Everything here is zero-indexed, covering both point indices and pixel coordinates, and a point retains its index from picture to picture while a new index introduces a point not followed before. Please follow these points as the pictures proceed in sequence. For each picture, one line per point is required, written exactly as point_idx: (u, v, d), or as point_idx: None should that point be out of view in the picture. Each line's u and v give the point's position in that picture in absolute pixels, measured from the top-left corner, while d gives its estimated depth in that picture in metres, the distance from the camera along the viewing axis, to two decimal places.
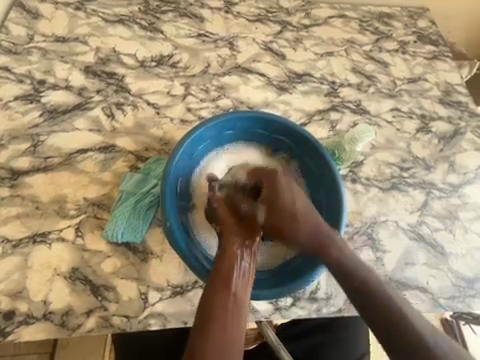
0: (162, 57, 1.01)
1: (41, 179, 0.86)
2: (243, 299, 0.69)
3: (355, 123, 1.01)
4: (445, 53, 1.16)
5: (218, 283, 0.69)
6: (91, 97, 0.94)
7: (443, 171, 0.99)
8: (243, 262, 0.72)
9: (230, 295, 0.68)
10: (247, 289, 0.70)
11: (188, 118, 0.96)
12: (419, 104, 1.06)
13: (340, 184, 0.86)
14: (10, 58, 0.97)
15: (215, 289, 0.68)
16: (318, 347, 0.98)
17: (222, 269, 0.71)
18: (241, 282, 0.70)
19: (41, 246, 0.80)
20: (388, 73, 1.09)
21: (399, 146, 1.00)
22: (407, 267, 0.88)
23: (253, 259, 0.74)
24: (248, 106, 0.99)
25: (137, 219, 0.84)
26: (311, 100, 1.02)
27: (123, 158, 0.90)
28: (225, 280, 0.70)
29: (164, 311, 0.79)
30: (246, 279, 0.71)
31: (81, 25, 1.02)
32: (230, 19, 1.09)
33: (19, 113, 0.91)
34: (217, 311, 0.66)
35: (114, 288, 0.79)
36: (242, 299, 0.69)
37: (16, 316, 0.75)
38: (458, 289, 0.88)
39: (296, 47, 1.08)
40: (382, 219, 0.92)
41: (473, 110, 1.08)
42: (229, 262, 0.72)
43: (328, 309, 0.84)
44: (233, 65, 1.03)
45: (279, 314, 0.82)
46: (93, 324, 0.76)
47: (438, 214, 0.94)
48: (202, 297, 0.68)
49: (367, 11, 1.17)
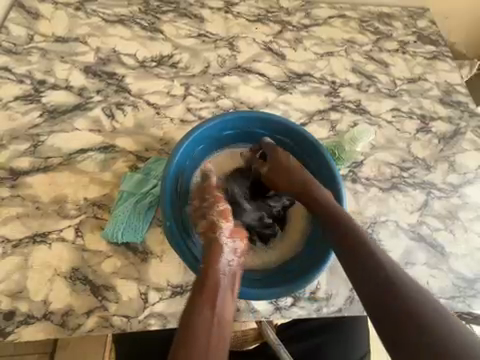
0: (163, 57, 1.01)
1: (41, 179, 0.86)
2: (225, 315, 0.65)
3: (354, 123, 1.01)
4: (445, 53, 1.16)
5: (205, 298, 0.66)
6: (91, 97, 0.94)
7: (444, 171, 0.99)
8: (226, 274, 0.70)
9: (213, 310, 0.65)
10: (228, 304, 0.67)
11: (188, 119, 0.96)
12: (419, 104, 1.06)
13: (339, 182, 0.85)
14: (10, 58, 0.97)
15: (200, 299, 0.66)
16: (320, 347, 0.98)
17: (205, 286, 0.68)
18: (224, 294, 0.68)
19: (41, 246, 0.80)
20: (388, 73, 1.09)
21: (399, 145, 1.00)
22: (407, 267, 0.88)
23: (232, 277, 0.71)
24: (248, 106, 0.99)
25: (137, 219, 0.84)
26: (311, 100, 1.02)
27: (123, 158, 0.90)
28: (212, 293, 0.67)
29: (164, 311, 0.79)
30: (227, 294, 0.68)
31: (81, 25, 1.02)
32: (230, 19, 1.09)
33: (19, 113, 0.91)
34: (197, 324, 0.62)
35: (114, 288, 0.79)
36: (226, 312, 0.66)
37: (16, 316, 0.75)
38: (458, 290, 0.88)
39: (296, 47, 1.08)
40: (382, 219, 0.92)
41: (473, 110, 1.08)
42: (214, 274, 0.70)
43: (328, 309, 0.84)
44: (233, 65, 1.03)
45: (279, 314, 0.82)
46: (93, 324, 0.76)
47: (438, 214, 0.94)
48: (186, 308, 0.65)
49: (367, 11, 1.17)
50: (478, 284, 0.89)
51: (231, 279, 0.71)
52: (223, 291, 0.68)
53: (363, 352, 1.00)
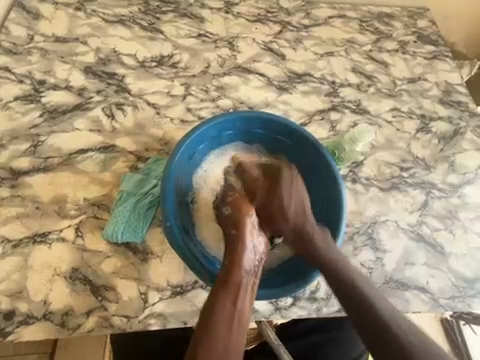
0: (163, 57, 1.01)
1: (41, 180, 0.86)
2: (245, 308, 0.69)
3: (355, 123, 1.01)
4: (445, 53, 1.16)
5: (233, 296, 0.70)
6: (91, 97, 0.94)
7: (444, 171, 0.99)
8: (249, 267, 0.74)
9: (235, 302, 0.69)
10: (248, 297, 0.71)
11: (188, 118, 0.96)
12: (419, 104, 1.06)
13: (340, 183, 0.85)
14: (10, 58, 0.97)
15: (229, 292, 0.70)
16: (318, 346, 0.98)
17: (230, 273, 0.72)
18: (248, 281, 0.72)
19: (41, 246, 0.80)
20: (388, 73, 1.09)
21: (399, 145, 1.00)
22: (407, 267, 0.88)
23: (260, 263, 0.76)
24: (248, 106, 0.99)
25: (137, 219, 0.84)
26: (311, 100, 1.02)
27: (123, 158, 0.90)
28: (244, 292, 0.71)
29: (164, 311, 0.79)
30: (250, 286, 0.72)
31: (81, 25, 1.02)
32: (230, 19, 1.09)
33: (19, 113, 0.91)
34: (219, 315, 0.67)
35: (114, 288, 0.79)
36: (246, 306, 0.70)
37: (16, 316, 0.75)
38: (458, 290, 0.88)
39: (296, 47, 1.08)
40: (382, 219, 0.92)
41: (473, 110, 1.08)
42: (238, 266, 0.73)
43: (328, 309, 0.84)
44: (233, 65, 1.03)
45: (279, 314, 0.82)
46: (93, 324, 0.76)
47: (438, 214, 0.94)
48: (212, 299, 0.69)
49: (367, 11, 1.17)
50: (478, 284, 0.89)
51: (254, 273, 0.74)
52: (245, 286, 0.71)
53: (363, 353, 1.00)
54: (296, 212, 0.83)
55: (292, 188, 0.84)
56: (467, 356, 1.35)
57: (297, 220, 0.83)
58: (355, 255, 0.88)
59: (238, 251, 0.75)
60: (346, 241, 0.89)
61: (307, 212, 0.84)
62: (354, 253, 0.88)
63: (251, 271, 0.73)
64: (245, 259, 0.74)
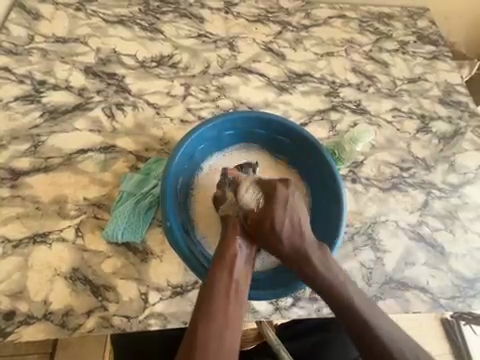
0: (163, 57, 1.01)
1: (41, 180, 0.86)
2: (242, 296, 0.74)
3: (354, 123, 1.01)
4: (446, 53, 1.16)
5: (216, 302, 0.72)
6: (91, 98, 0.94)
7: (443, 171, 0.99)
8: (243, 254, 0.78)
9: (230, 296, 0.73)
10: (248, 269, 0.77)
11: (188, 119, 0.96)
12: (419, 104, 1.07)
13: (340, 184, 0.85)
14: (11, 58, 0.97)
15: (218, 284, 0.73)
16: (316, 347, 0.99)
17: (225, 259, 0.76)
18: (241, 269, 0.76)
19: (41, 246, 0.80)
20: (388, 73, 1.09)
21: (399, 145, 1.00)
22: (407, 267, 0.88)
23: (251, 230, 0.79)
24: (247, 106, 0.99)
25: (137, 219, 0.84)
26: (311, 100, 1.02)
27: (123, 158, 0.90)
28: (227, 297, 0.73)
29: (164, 311, 0.79)
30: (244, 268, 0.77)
31: (82, 26, 1.03)
32: (230, 19, 1.09)
33: (19, 114, 0.91)
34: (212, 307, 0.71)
35: (114, 288, 0.79)
36: (241, 288, 0.75)
37: (16, 316, 0.75)
38: (458, 290, 0.88)
39: (296, 47, 1.08)
40: (381, 219, 0.92)
41: (474, 110, 1.08)
42: (230, 265, 0.76)
43: (328, 309, 0.83)
44: (233, 65, 1.03)
45: (279, 314, 0.82)
46: (93, 324, 0.76)
47: (438, 213, 0.94)
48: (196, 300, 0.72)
49: (367, 11, 1.17)
50: (478, 284, 0.89)
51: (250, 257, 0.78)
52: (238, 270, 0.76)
53: None
54: (289, 230, 0.79)
55: (288, 208, 0.80)
56: (468, 356, 1.39)
57: (306, 245, 0.79)
58: (355, 255, 0.88)
59: (233, 241, 0.78)
60: (346, 241, 0.89)
61: (303, 228, 0.80)
62: (354, 253, 0.88)
63: (245, 258, 0.78)
64: (237, 246, 0.77)
